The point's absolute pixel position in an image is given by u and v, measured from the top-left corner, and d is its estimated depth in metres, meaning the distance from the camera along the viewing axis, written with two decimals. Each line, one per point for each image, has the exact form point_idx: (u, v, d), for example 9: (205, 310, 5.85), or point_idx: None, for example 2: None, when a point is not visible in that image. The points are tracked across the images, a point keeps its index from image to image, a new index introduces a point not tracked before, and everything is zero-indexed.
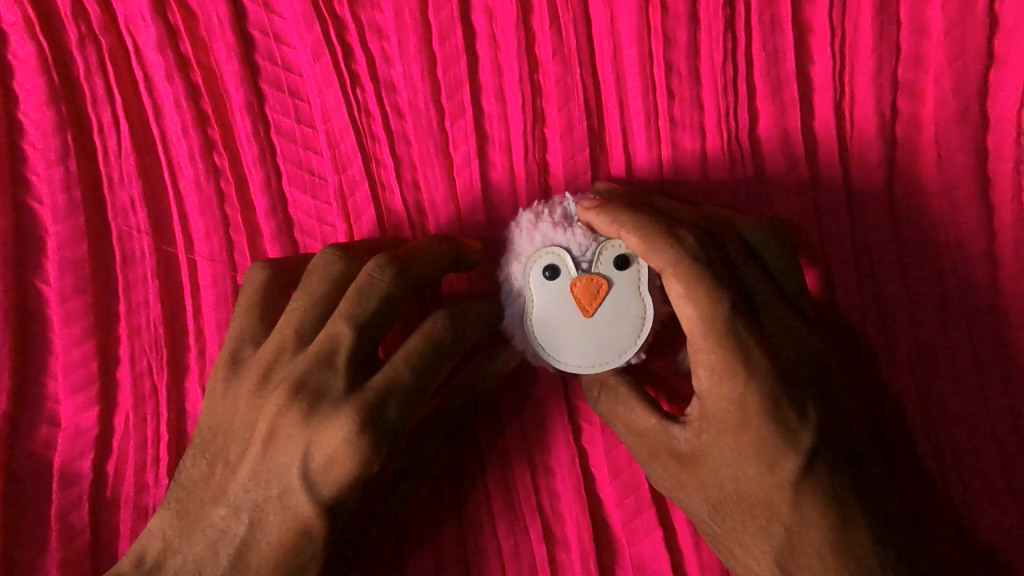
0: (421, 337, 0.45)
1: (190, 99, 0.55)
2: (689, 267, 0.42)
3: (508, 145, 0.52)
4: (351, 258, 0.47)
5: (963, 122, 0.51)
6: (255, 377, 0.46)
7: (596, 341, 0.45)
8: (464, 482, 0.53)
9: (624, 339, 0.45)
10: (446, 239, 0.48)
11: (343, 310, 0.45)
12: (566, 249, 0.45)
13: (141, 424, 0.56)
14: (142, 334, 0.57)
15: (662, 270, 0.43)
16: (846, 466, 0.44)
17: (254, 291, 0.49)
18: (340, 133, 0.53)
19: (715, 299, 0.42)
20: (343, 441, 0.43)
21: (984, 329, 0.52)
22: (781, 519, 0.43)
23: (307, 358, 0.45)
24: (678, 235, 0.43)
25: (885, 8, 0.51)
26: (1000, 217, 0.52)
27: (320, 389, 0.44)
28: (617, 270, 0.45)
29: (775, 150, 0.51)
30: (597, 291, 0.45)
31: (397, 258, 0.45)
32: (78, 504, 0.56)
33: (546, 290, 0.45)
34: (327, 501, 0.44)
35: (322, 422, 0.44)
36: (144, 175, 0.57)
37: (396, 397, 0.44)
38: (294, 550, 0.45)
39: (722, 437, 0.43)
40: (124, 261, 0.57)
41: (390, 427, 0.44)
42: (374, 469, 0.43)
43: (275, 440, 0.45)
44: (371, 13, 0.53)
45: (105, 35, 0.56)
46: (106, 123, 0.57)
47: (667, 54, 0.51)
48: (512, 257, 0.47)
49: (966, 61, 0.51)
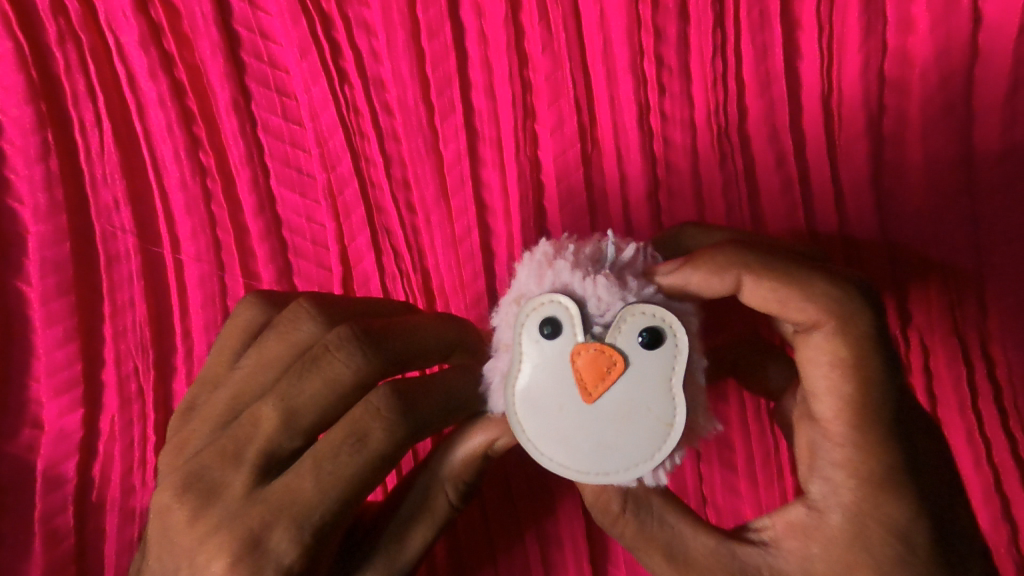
0: (350, 435, 0.39)
1: (174, 97, 0.55)
2: (852, 331, 0.37)
3: (499, 142, 0.51)
4: (324, 319, 0.43)
5: (948, 119, 0.50)
6: (179, 446, 0.43)
7: (598, 442, 0.36)
8: (463, 540, 0.55)
9: (638, 450, 0.36)
10: (446, 317, 0.43)
11: (274, 394, 0.40)
12: (579, 302, 0.35)
13: (127, 426, 0.56)
14: (127, 335, 0.56)
15: (816, 330, 0.37)
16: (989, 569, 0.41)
17: (230, 344, 0.46)
18: (329, 130, 0.53)
19: (880, 378, 0.37)
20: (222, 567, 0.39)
21: (969, 325, 0.53)
22: None
23: (219, 447, 0.40)
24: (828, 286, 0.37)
25: (873, 5, 0.50)
26: (984, 214, 0.51)
27: (214, 490, 0.40)
28: (639, 348, 0.35)
29: (763, 145, 0.51)
30: (608, 371, 0.35)
31: (364, 334, 0.40)
32: (64, 508, 0.56)
33: (543, 352, 0.36)
34: None
35: (203, 534, 0.39)
36: (128, 174, 0.56)
37: (288, 524, 0.39)
38: None
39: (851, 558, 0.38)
40: (109, 261, 0.57)
41: (278, 560, 0.39)
42: None
43: (165, 539, 0.41)
44: (359, 9, 0.53)
45: (85, 32, 0.55)
46: (88, 122, 0.56)
47: (657, 49, 0.50)
48: (514, 295, 0.37)
49: (953, 58, 0.50)
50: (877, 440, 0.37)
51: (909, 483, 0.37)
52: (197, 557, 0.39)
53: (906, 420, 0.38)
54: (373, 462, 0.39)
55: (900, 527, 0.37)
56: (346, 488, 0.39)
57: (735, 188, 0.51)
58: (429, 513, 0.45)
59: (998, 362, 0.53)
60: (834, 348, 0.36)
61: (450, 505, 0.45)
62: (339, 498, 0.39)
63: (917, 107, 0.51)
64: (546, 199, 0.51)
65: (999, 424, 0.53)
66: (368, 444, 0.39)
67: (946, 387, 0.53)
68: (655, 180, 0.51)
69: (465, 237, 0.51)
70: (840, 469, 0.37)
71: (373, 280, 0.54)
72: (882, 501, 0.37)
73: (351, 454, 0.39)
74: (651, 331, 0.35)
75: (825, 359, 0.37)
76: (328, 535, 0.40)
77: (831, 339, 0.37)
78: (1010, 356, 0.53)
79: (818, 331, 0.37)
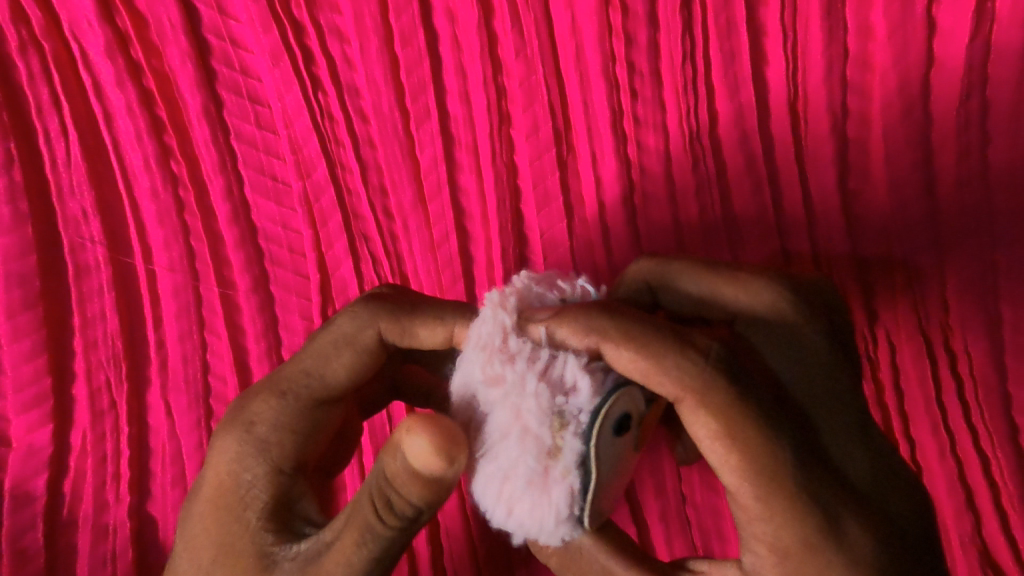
0: (333, 342, 0.43)
1: (143, 106, 0.54)
2: (691, 383, 0.35)
3: (475, 146, 0.52)
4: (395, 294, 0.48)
5: (907, 123, 0.50)
6: None
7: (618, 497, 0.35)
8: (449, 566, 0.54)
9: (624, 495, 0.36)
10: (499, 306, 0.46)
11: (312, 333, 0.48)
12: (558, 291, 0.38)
13: (100, 440, 0.57)
14: (99, 348, 0.57)
15: (676, 388, 0.35)
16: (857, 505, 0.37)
17: None
18: (303, 137, 0.54)
19: (742, 412, 0.35)
20: (222, 466, 0.43)
21: (934, 329, 0.53)
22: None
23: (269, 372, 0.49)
24: (689, 344, 0.36)
25: (834, 10, 0.50)
26: (943, 212, 0.51)
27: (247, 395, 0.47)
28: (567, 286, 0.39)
29: (733, 149, 0.52)
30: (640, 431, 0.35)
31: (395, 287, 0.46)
32: (32, 527, 0.56)
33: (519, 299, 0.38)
34: (207, 507, 0.43)
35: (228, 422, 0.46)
36: (97, 185, 0.56)
37: (263, 394, 0.44)
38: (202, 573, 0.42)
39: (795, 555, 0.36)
40: (79, 273, 0.56)
41: (249, 419, 0.43)
42: (234, 458, 0.43)
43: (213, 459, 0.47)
44: (331, 17, 0.53)
45: (48, 41, 0.54)
46: (54, 131, 0.56)
47: (628, 55, 0.51)
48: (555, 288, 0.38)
49: (910, 62, 0.50)
50: (762, 521, 0.36)
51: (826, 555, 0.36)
52: (205, 478, 0.44)
53: (811, 484, 0.36)
54: (338, 339, 0.43)
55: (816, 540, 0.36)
56: (318, 393, 0.43)
57: (708, 191, 0.52)
58: (358, 525, 0.38)
59: (961, 357, 0.53)
60: (702, 416, 0.35)
61: (380, 513, 0.37)
62: (310, 399, 0.43)
63: (879, 110, 0.51)
64: (523, 204, 0.52)
65: (963, 420, 0.53)
66: (358, 345, 0.42)
67: (913, 383, 0.53)
68: (630, 183, 0.52)
69: (444, 242, 0.52)
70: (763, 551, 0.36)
71: (352, 287, 0.55)
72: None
73: (341, 362, 0.43)
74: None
75: (704, 434, 0.35)
76: (297, 408, 0.43)
77: (702, 404, 0.35)
78: (972, 351, 0.53)
79: (681, 404, 0.35)
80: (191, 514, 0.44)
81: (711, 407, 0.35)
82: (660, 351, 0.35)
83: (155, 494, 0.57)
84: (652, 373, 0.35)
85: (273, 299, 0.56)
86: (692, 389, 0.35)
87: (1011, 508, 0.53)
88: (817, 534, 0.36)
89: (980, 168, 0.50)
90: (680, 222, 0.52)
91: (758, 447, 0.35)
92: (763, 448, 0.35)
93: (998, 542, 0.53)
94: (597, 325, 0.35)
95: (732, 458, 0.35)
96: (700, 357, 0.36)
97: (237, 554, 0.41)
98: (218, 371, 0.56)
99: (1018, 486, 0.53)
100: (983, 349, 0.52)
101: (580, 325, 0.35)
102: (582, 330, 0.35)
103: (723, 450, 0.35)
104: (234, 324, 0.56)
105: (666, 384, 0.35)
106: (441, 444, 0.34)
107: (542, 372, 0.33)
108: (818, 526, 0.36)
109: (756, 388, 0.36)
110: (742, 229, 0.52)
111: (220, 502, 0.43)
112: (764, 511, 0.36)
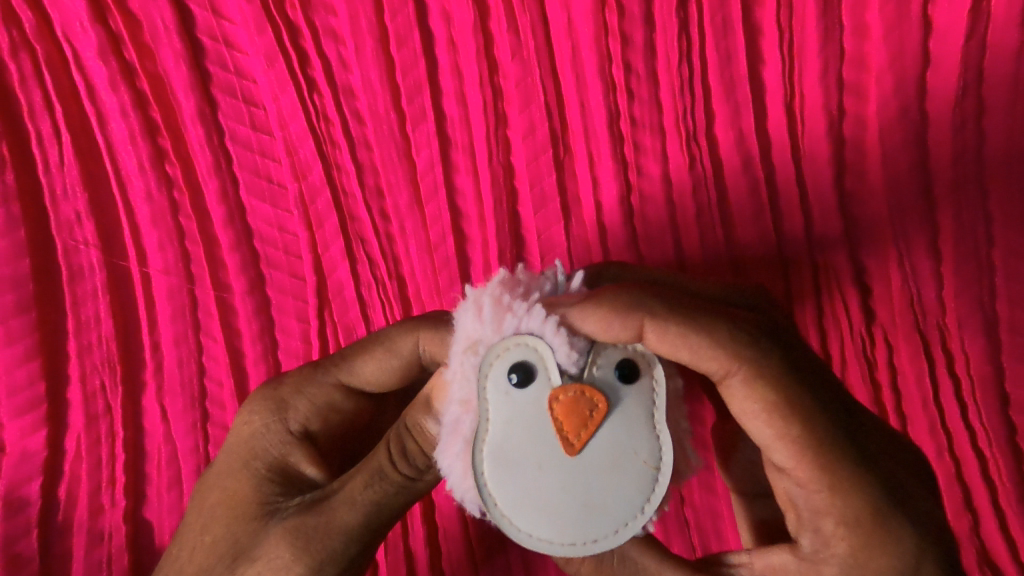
0: (377, 343, 0.43)
1: (137, 107, 0.54)
2: (741, 352, 0.37)
3: (472, 147, 0.52)
4: None
5: (903, 123, 0.50)
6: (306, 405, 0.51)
7: (584, 500, 0.34)
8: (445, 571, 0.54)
9: (624, 505, 0.35)
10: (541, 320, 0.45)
11: None
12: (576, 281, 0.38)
13: (95, 445, 0.56)
14: (93, 352, 0.56)
15: (723, 362, 0.37)
16: (883, 459, 0.38)
17: None
18: (299, 139, 0.53)
19: (780, 372, 0.37)
20: (243, 417, 0.45)
21: (932, 329, 0.52)
22: (874, 537, 0.37)
23: None
24: (727, 320, 0.37)
25: (829, 10, 0.50)
26: (939, 210, 0.51)
27: None
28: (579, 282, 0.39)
29: (729, 150, 0.51)
30: (590, 416, 0.34)
31: None
32: (26, 532, 0.56)
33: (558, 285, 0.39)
34: (225, 455, 0.45)
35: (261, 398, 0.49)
36: (91, 188, 0.56)
37: (298, 370, 0.46)
38: (213, 507, 0.44)
39: (843, 516, 0.37)
40: (72, 277, 0.56)
41: (278, 382, 0.46)
42: (252, 408, 0.45)
43: None
44: (325, 18, 0.52)
45: (40, 42, 0.54)
46: (46, 134, 0.55)
47: (625, 55, 0.51)
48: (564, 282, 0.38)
49: (905, 61, 0.50)
50: (809, 487, 0.37)
51: (878, 500, 0.37)
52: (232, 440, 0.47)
53: (847, 431, 0.38)
54: (381, 339, 0.43)
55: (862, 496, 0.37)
56: (344, 377, 0.45)
57: (705, 191, 0.51)
58: (369, 468, 0.40)
59: (958, 357, 0.52)
60: (754, 386, 0.36)
61: (392, 460, 0.40)
62: (334, 382, 0.45)
63: (874, 109, 0.51)
64: (521, 204, 0.52)
65: (960, 420, 0.53)
66: (398, 352, 0.42)
67: (910, 383, 0.53)
68: (627, 184, 0.52)
69: (441, 243, 0.52)
70: (824, 517, 0.37)
71: (348, 288, 0.54)
72: (888, 540, 0.37)
73: (378, 364, 0.43)
74: (626, 364, 0.35)
75: (757, 405, 0.37)
76: (317, 383, 0.45)
77: (750, 377, 0.36)
78: (969, 350, 0.52)
79: (731, 377, 0.37)
80: (211, 471, 0.46)
81: (755, 374, 0.36)
82: (709, 334, 0.36)
83: (151, 498, 0.57)
84: (706, 352, 0.36)
85: (270, 301, 0.55)
86: (740, 358, 0.37)
87: (1009, 507, 0.52)
88: (867, 478, 0.37)
89: (975, 168, 0.51)
90: (677, 223, 0.52)
91: (800, 406, 0.37)
92: (801, 403, 0.37)
93: (995, 541, 0.53)
94: (606, 315, 0.35)
95: (777, 421, 0.36)
96: (742, 328, 0.37)
97: (240, 497, 0.43)
98: (214, 374, 0.56)
99: (1013, 483, 0.52)
100: (980, 348, 0.52)
101: (590, 315, 0.35)
102: (593, 312, 0.35)
103: (767, 418, 0.36)
104: (230, 327, 0.55)
105: (711, 362, 0.36)
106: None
107: (473, 312, 0.36)
108: (864, 471, 0.37)
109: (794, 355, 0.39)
110: (737, 229, 0.52)
111: (234, 450, 0.45)
112: (812, 470, 0.37)
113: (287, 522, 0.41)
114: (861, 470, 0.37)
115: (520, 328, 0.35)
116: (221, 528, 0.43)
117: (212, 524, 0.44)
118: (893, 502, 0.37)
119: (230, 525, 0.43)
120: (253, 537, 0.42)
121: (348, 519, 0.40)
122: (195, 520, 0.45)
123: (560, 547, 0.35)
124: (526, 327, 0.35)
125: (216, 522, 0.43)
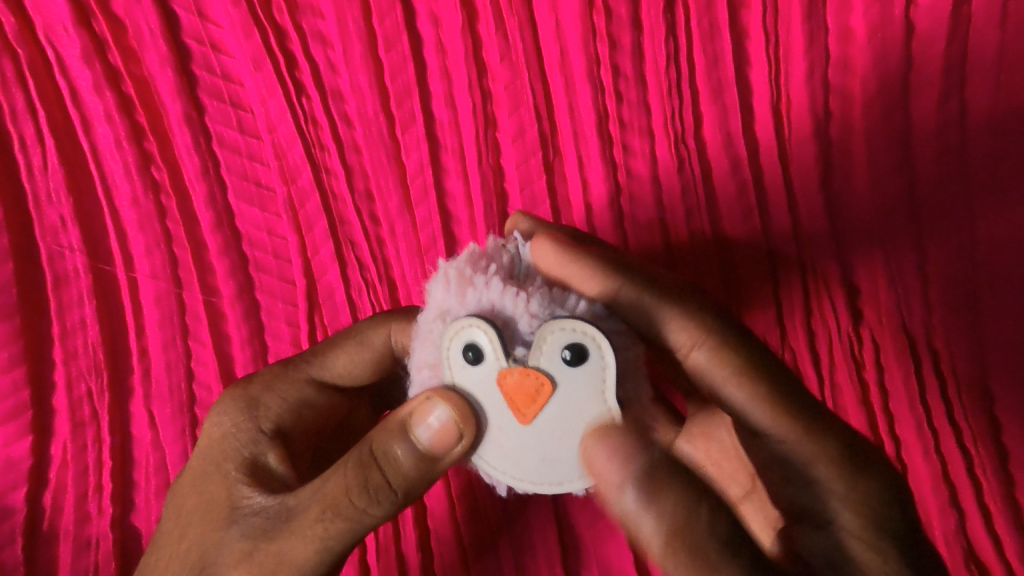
0: (348, 338, 0.47)
1: (122, 111, 0.54)
2: (701, 329, 0.41)
3: (461, 151, 0.52)
4: (401, 310, 0.47)
5: (886, 124, 0.51)
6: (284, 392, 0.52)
7: (540, 452, 0.35)
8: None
9: (581, 455, 0.35)
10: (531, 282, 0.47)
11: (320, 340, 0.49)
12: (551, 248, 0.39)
13: (81, 452, 0.55)
14: (79, 358, 0.56)
15: (688, 338, 0.41)
16: (840, 424, 0.39)
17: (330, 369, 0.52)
18: (287, 142, 0.53)
19: (736, 344, 0.40)
20: (212, 421, 0.45)
21: (917, 330, 0.52)
22: (828, 485, 0.37)
23: None
24: (689, 304, 0.41)
25: (814, 13, 0.51)
26: (923, 211, 0.52)
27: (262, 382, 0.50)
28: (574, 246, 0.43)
29: (717, 152, 0.52)
30: (537, 394, 0.34)
31: (397, 314, 0.46)
32: (11, 541, 0.55)
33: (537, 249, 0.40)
34: (196, 456, 0.44)
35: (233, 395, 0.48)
36: (76, 193, 0.55)
37: (268, 372, 0.47)
38: (184, 513, 0.42)
39: (804, 464, 0.37)
40: (57, 283, 0.56)
41: (249, 382, 0.46)
42: (222, 414, 0.45)
43: None
44: (313, 21, 0.52)
45: (23, 46, 0.54)
46: (29, 138, 0.55)
47: (613, 58, 0.51)
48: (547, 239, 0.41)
49: (889, 64, 0.51)
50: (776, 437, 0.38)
51: (842, 453, 0.37)
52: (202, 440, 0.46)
53: (811, 403, 0.39)
54: (351, 338, 0.46)
55: (820, 445, 0.37)
56: (314, 372, 0.47)
57: (694, 194, 0.52)
58: (325, 498, 0.37)
59: (944, 357, 0.52)
60: (717, 357, 0.40)
61: (352, 497, 0.36)
62: (304, 377, 0.47)
63: (860, 111, 0.51)
64: (511, 207, 0.52)
65: (946, 419, 0.52)
66: (369, 345, 0.46)
67: (898, 382, 0.52)
68: (617, 186, 0.52)
69: (431, 246, 0.52)
70: (794, 466, 0.38)
71: (338, 292, 0.54)
72: (846, 487, 0.37)
73: (350, 356, 0.47)
74: (576, 347, 0.33)
75: (723, 371, 0.40)
76: (284, 383, 0.46)
77: (713, 351, 0.40)
78: (955, 350, 0.52)
79: (698, 350, 0.41)
80: (182, 473, 0.45)
81: (718, 345, 0.40)
82: (681, 310, 0.41)
83: (137, 505, 0.56)
84: (679, 324, 0.40)
85: (259, 305, 0.55)
86: (702, 337, 0.41)
87: (996, 506, 0.52)
88: (823, 426, 0.38)
89: (959, 168, 0.51)
90: (667, 224, 0.52)
91: (752, 371, 0.40)
92: (754, 367, 0.40)
93: (983, 541, 0.52)
94: (581, 269, 0.37)
95: (737, 381, 0.39)
96: (701, 310, 0.41)
97: (212, 506, 0.41)
98: (202, 380, 0.55)
99: (1001, 482, 0.52)
100: (965, 347, 0.52)
101: (574, 270, 0.37)
102: (579, 269, 0.37)
103: (736, 381, 0.39)
104: (218, 332, 0.55)
105: (681, 333, 0.41)
106: (461, 418, 0.34)
107: (442, 282, 0.36)
108: (826, 428, 0.38)
109: (753, 338, 0.42)
110: (725, 229, 0.52)
111: (205, 454, 0.44)
112: (777, 419, 0.38)
113: (244, 543, 0.38)
114: (817, 419, 0.38)
115: (481, 302, 0.34)
116: (191, 540, 0.41)
117: (184, 530, 0.41)
118: (849, 454, 0.37)
119: (197, 536, 0.41)
120: (214, 553, 0.39)
121: (303, 547, 0.37)
122: (164, 523, 0.43)
123: (529, 484, 0.35)
124: (486, 300, 0.34)
125: (187, 535, 0.41)
